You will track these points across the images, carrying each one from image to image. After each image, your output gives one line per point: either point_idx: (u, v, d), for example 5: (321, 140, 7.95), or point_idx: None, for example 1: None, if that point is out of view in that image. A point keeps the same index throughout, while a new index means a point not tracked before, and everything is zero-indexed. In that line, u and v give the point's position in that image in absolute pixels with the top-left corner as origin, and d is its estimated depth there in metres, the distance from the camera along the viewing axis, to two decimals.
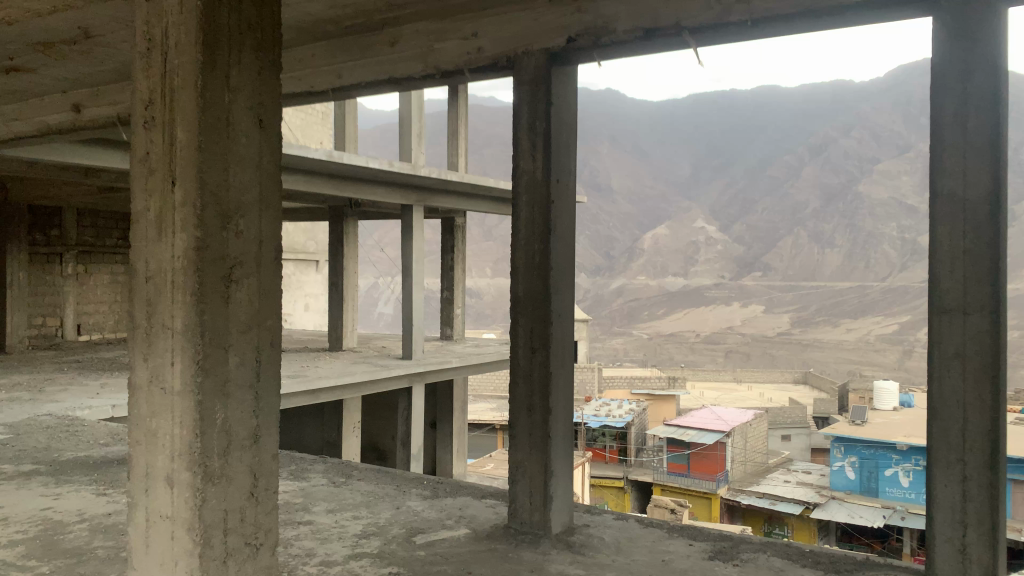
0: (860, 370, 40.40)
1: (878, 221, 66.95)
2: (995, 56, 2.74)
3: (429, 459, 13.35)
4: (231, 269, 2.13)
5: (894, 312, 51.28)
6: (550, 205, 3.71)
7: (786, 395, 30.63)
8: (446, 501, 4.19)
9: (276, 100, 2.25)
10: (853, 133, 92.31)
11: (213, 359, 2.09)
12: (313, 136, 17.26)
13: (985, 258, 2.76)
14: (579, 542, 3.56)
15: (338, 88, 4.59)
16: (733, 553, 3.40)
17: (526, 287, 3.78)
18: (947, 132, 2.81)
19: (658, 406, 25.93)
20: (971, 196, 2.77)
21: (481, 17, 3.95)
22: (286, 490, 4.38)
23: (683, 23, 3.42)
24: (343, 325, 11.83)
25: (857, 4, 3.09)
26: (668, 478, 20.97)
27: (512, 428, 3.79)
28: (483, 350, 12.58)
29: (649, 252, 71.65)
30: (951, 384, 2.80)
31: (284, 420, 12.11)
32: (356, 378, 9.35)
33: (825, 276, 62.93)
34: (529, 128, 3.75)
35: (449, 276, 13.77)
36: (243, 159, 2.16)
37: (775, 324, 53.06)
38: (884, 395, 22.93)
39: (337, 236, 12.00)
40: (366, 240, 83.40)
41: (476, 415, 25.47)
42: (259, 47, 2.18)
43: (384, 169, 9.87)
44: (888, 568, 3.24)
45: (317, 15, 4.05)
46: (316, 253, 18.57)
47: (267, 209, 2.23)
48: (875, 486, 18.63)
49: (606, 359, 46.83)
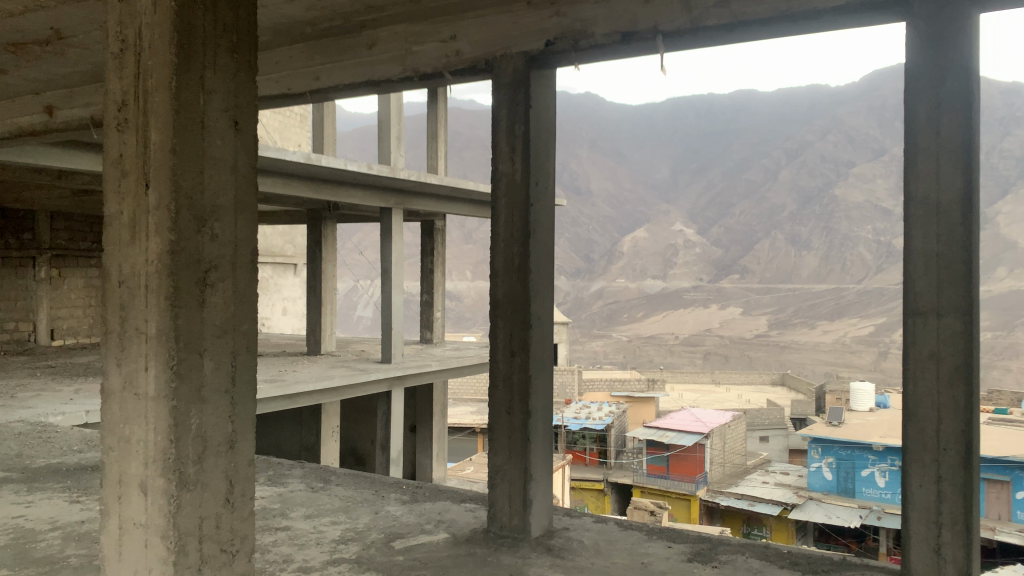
0: (837, 372, 40.87)
1: (854, 224, 67.77)
2: (966, 62, 2.78)
3: (409, 463, 13.29)
4: (205, 272, 2.11)
5: (870, 314, 51.86)
6: (529, 207, 3.71)
7: (765, 397, 30.92)
8: (426, 506, 4.17)
9: (253, 101, 2.23)
10: (829, 137, 93.30)
11: (188, 363, 2.07)
12: (291, 138, 17.16)
13: (958, 262, 2.79)
14: (558, 544, 3.56)
15: (316, 90, 4.56)
16: (713, 555, 3.41)
17: (505, 289, 3.77)
18: (921, 134, 2.84)
19: (637, 408, 26.00)
20: (944, 199, 2.81)
21: (460, 19, 3.94)
22: (263, 496, 4.34)
23: (659, 28, 3.44)
24: (321, 329, 11.74)
25: (835, 8, 3.10)
26: (647, 480, 21.10)
27: (491, 432, 3.78)
28: (463, 353, 12.54)
29: (628, 255, 71.90)
30: (926, 384, 2.83)
31: (262, 426, 12.02)
32: (336, 382, 9.30)
33: (802, 279, 63.51)
34: (507, 132, 3.75)
35: (428, 279, 13.76)
36: (218, 161, 2.14)
37: (752, 326, 53.44)
38: (860, 395, 23.14)
39: (316, 239, 11.93)
40: (345, 243, 83.04)
41: (456, 418, 25.45)
42: (234, 49, 2.16)
43: (362, 172, 9.81)
44: (864, 568, 3.26)
45: (293, 16, 4.02)
46: (295, 256, 18.46)
47: (242, 212, 2.21)
48: (852, 486, 18.78)
49: (586, 361, 47.02)
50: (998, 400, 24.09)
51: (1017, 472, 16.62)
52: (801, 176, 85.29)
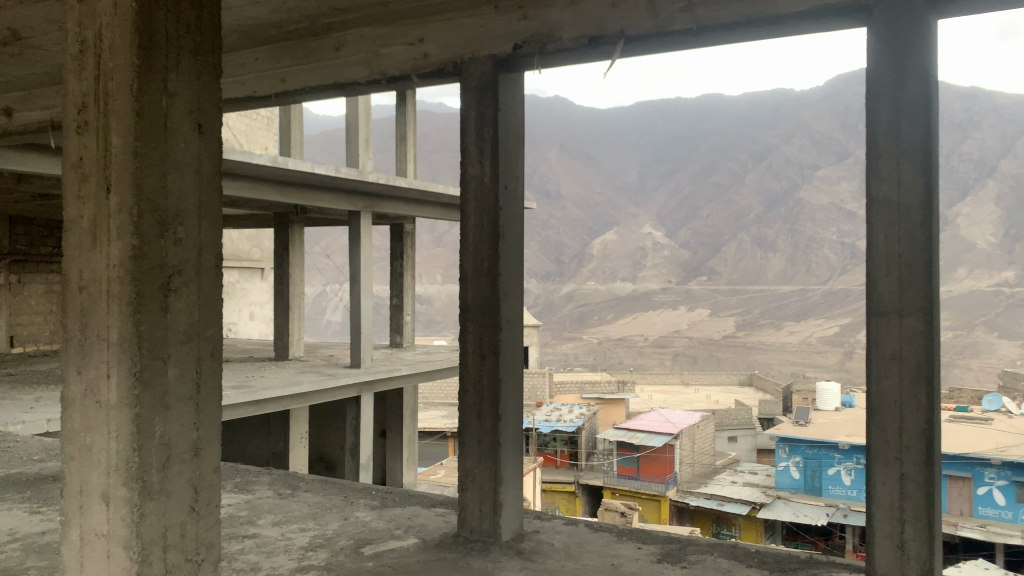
0: (804, 372, 41.38)
1: (818, 226, 68.77)
2: (925, 67, 2.83)
3: (379, 468, 13.22)
4: (169, 277, 2.08)
5: (835, 314, 52.64)
6: (498, 211, 3.71)
7: (733, 397, 31.21)
8: (395, 511, 4.15)
9: (217, 104, 2.21)
10: (794, 140, 94.72)
11: (151, 371, 2.03)
12: (257, 141, 16.96)
13: (919, 262, 2.84)
14: (529, 547, 3.57)
15: (283, 92, 4.52)
16: (682, 555, 3.43)
17: (475, 293, 3.76)
18: (883, 139, 2.89)
19: (608, 409, 26.10)
20: (905, 202, 2.86)
21: (428, 22, 3.93)
22: (230, 504, 4.28)
23: (625, 32, 3.47)
24: (288, 334, 11.61)
25: (796, 13, 3.15)
26: (618, 482, 21.20)
27: (461, 436, 3.76)
28: (433, 357, 12.49)
29: (598, 258, 72.27)
30: (889, 384, 2.88)
31: (229, 432, 11.87)
32: (305, 388, 9.20)
33: (768, 280, 64.34)
34: (476, 136, 3.75)
35: (398, 283, 13.67)
36: (182, 165, 2.11)
37: (720, 327, 53.98)
38: (826, 395, 23.46)
39: (283, 243, 11.81)
40: (313, 248, 82.38)
41: (427, 423, 25.33)
42: (198, 50, 2.14)
43: (330, 174, 9.71)
44: (831, 565, 3.30)
45: (259, 18, 3.99)
46: (262, 261, 18.25)
47: (206, 216, 2.18)
48: (818, 484, 19.07)
49: (557, 363, 47.17)
50: (959, 398, 24.60)
51: (978, 468, 16.98)
52: (767, 179, 86.35)
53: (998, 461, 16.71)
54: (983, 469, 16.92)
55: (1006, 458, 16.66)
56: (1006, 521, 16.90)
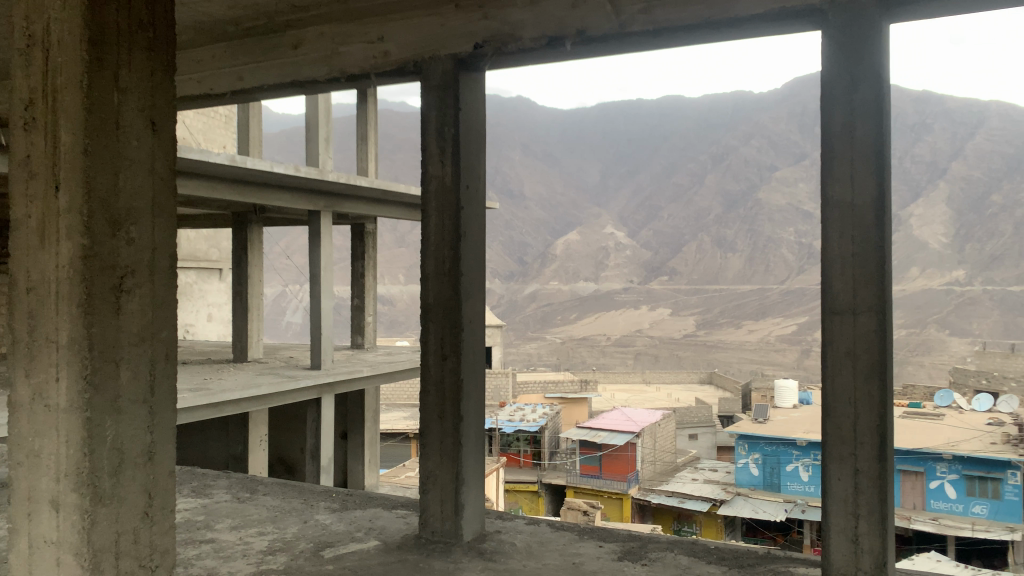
0: (762, 370, 41.92)
1: (776, 226, 69.83)
2: (877, 70, 2.89)
3: (340, 471, 13.09)
4: (122, 278, 2.04)
5: (792, 313, 53.47)
6: (460, 211, 3.70)
7: (693, 395, 31.55)
8: (356, 513, 4.11)
9: (170, 101, 2.17)
10: (752, 141, 96.16)
11: (103, 372, 1.99)
12: (215, 139, 16.69)
13: (872, 261, 2.90)
14: (491, 548, 3.56)
15: (240, 90, 4.48)
16: (642, 552, 3.46)
17: (436, 293, 3.74)
18: (836, 139, 2.94)
19: (571, 409, 26.22)
20: (858, 201, 2.91)
21: (388, 21, 3.90)
22: (186, 508, 4.20)
23: (585, 32, 3.48)
24: (247, 335, 11.42)
25: (754, 14, 3.18)
26: (581, 480, 21.31)
27: (422, 437, 3.75)
28: (396, 359, 12.44)
29: (561, 258, 72.44)
30: (843, 380, 2.93)
31: (186, 435, 11.68)
32: (263, 390, 9.07)
33: (727, 280, 65.13)
34: (437, 135, 3.74)
35: (359, 284, 13.55)
36: (134, 162, 2.06)
37: (681, 326, 54.49)
38: (784, 392, 23.84)
39: (241, 244, 11.66)
40: (272, 248, 81.36)
41: (389, 424, 25.15)
42: (150, 47, 2.09)
43: (289, 173, 9.60)
44: (789, 561, 3.35)
45: (214, 15, 3.95)
46: (220, 261, 17.95)
47: (160, 214, 2.14)
48: (777, 481, 19.36)
49: (520, 363, 47.25)
50: (912, 395, 25.15)
51: (930, 462, 17.39)
52: (726, 180, 87.50)
53: (950, 455, 17.13)
54: (936, 463, 17.34)
55: (957, 452, 17.07)
56: (957, 514, 17.29)
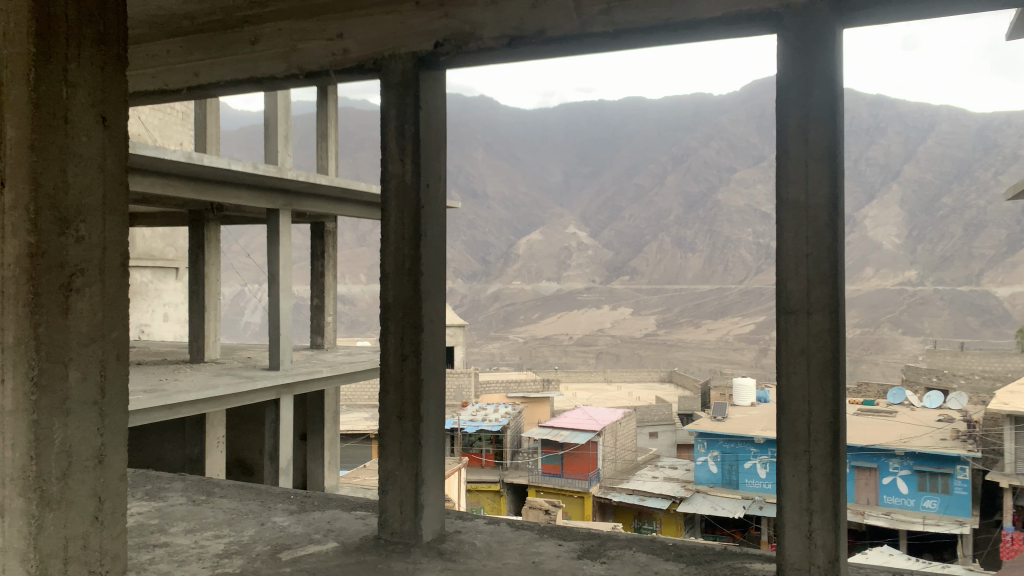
0: (721, 369, 42.51)
1: (735, 227, 70.76)
2: (830, 73, 2.95)
3: (299, 473, 12.94)
4: (70, 278, 1.99)
5: (750, 313, 54.18)
6: (420, 210, 3.68)
7: (654, 393, 31.82)
8: (314, 515, 4.06)
9: (121, 97, 2.11)
10: (712, 143, 97.26)
11: (50, 374, 1.94)
12: (172, 136, 16.36)
13: (826, 261, 2.95)
14: (450, 548, 3.55)
15: (196, 86, 4.38)
16: (601, 551, 3.47)
17: (396, 292, 3.72)
18: (792, 141, 2.99)
19: (532, 408, 26.29)
20: (812, 203, 2.97)
21: (347, 18, 3.88)
22: (138, 513, 4.11)
23: (547, 32, 3.49)
24: (204, 335, 11.19)
25: (714, 18, 3.22)
26: (543, 479, 21.35)
27: (381, 438, 3.72)
28: (357, 359, 12.34)
29: (524, 258, 72.54)
30: (797, 379, 2.98)
31: (141, 438, 11.42)
32: (220, 391, 8.94)
33: (687, 280, 65.77)
34: (397, 134, 3.71)
35: (319, 283, 13.37)
36: (84, 160, 2.01)
37: (642, 326, 54.93)
38: (742, 390, 24.17)
39: (198, 243, 11.45)
40: (231, 247, 80.22)
41: (349, 425, 24.92)
42: (100, 41, 2.04)
43: (247, 171, 9.46)
44: (745, 557, 3.40)
45: (169, 9, 3.88)
46: (176, 260, 17.61)
47: (111, 213, 2.09)
48: (735, 478, 19.71)
49: (483, 363, 47.25)
50: (866, 392, 25.65)
51: (883, 458, 17.82)
52: (686, 181, 88.49)
53: (902, 451, 17.55)
54: (888, 460, 17.76)
55: (908, 448, 17.48)
56: (909, 509, 17.71)
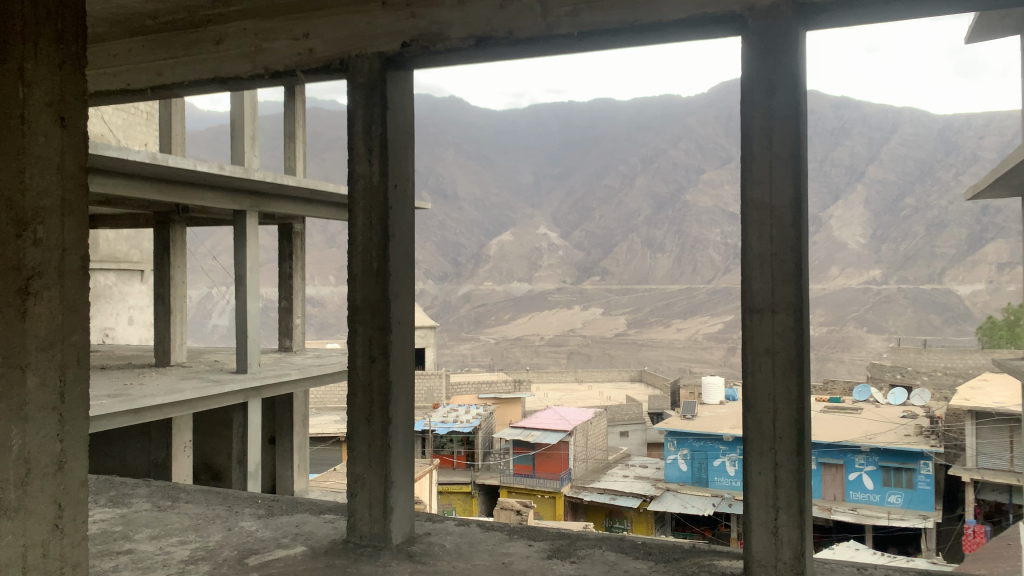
0: (690, 367, 42.97)
1: (703, 228, 71.49)
2: (794, 74, 2.98)
3: (269, 476, 12.79)
4: (28, 278, 1.95)
5: (719, 312, 54.78)
6: (388, 210, 3.66)
7: (624, 393, 32.01)
8: (282, 519, 4.03)
9: (79, 96, 2.07)
10: (680, 144, 98.17)
11: (6, 381, 1.90)
12: (136, 136, 16.10)
13: (790, 262, 2.99)
14: (420, 551, 3.53)
15: (160, 86, 4.28)
16: (571, 551, 3.48)
17: (364, 293, 3.69)
18: (756, 144, 3.03)
19: (504, 408, 26.30)
20: (775, 203, 3.01)
21: (313, 18, 3.84)
22: (102, 519, 4.04)
23: (513, 33, 3.49)
24: (170, 338, 11.02)
25: (676, 21, 3.25)
26: (515, 480, 21.33)
27: (350, 441, 3.68)
28: (324, 361, 12.28)
29: (495, 258, 72.54)
30: (762, 378, 3.02)
31: (105, 443, 11.23)
32: (187, 395, 8.83)
33: (657, 279, 66.24)
34: (364, 134, 3.69)
35: (287, 284, 13.20)
36: (41, 160, 1.97)
37: (613, 326, 55.30)
38: (711, 388, 24.37)
39: (163, 244, 11.29)
40: (197, 249, 79.18)
41: (319, 428, 24.69)
42: (57, 39, 2.00)
43: (213, 172, 9.34)
44: (712, 554, 3.42)
45: (131, 8, 3.83)
46: (141, 262, 17.32)
47: (70, 214, 2.05)
48: (705, 476, 19.96)
49: (454, 364, 47.24)
50: (833, 389, 26.00)
51: (849, 455, 18.09)
52: (655, 182, 89.24)
53: (868, 447, 17.83)
54: (854, 456, 18.02)
55: (873, 444, 17.76)
56: (874, 504, 17.96)
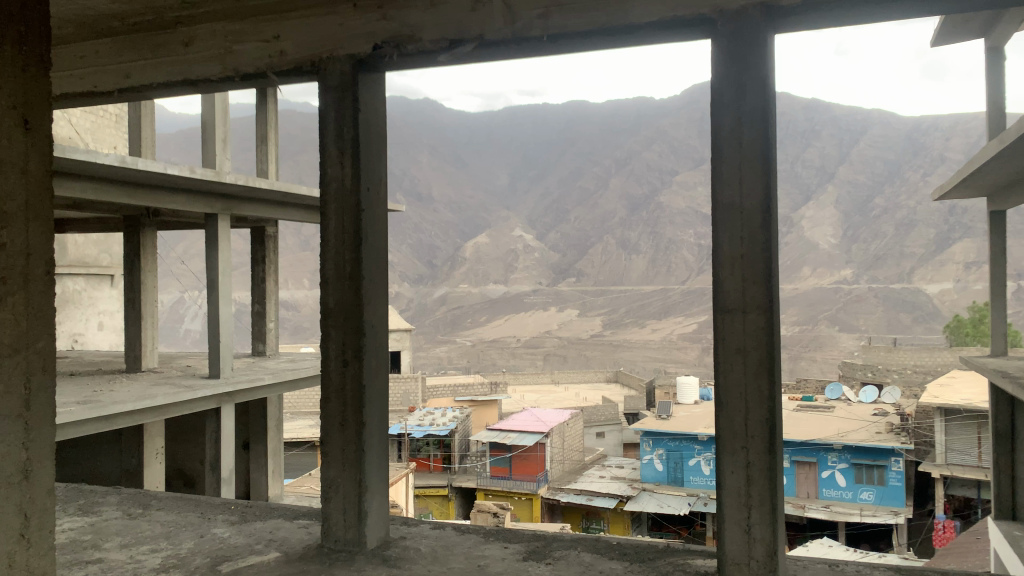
0: (665, 368, 43.24)
1: (677, 229, 71.95)
2: (764, 76, 3.02)
3: (242, 482, 12.65)
4: None
5: (692, 312, 55.11)
6: (360, 213, 3.65)
7: (601, 394, 32.10)
8: (256, 525, 4.00)
9: (44, 100, 2.05)
10: (653, 146, 98.70)
11: None
12: (105, 139, 15.88)
13: (760, 261, 3.02)
14: (395, 554, 3.52)
15: (128, 89, 4.23)
16: (546, 552, 3.48)
17: (337, 298, 3.67)
18: (726, 146, 3.06)
19: (480, 411, 26.27)
20: (746, 205, 3.04)
21: (284, 19, 3.82)
22: (71, 528, 3.99)
23: (485, 36, 3.49)
24: (141, 344, 10.87)
25: (649, 23, 3.27)
26: (491, 482, 21.30)
27: (323, 445, 3.66)
28: (298, 365, 12.17)
29: (470, 261, 72.48)
30: (734, 376, 3.04)
31: (74, 450, 11.05)
32: (158, 400, 8.70)
33: (632, 280, 66.50)
34: (336, 136, 3.67)
35: (259, 288, 13.09)
36: (7, 162, 1.94)
37: (588, 327, 55.44)
38: (686, 388, 24.53)
39: (133, 248, 11.13)
40: (168, 254, 78.18)
41: (293, 433, 24.49)
42: (21, 38, 1.97)
43: (183, 175, 9.19)
44: (686, 553, 3.45)
45: (97, 8, 3.76)
46: (111, 267, 17.08)
47: (35, 217, 2.02)
48: (681, 476, 20.14)
49: (431, 367, 47.09)
50: (805, 388, 26.27)
51: (822, 453, 18.29)
52: (629, 184, 89.68)
53: (840, 445, 18.04)
54: (827, 454, 18.23)
55: (846, 443, 17.98)
56: (847, 500, 18.20)
